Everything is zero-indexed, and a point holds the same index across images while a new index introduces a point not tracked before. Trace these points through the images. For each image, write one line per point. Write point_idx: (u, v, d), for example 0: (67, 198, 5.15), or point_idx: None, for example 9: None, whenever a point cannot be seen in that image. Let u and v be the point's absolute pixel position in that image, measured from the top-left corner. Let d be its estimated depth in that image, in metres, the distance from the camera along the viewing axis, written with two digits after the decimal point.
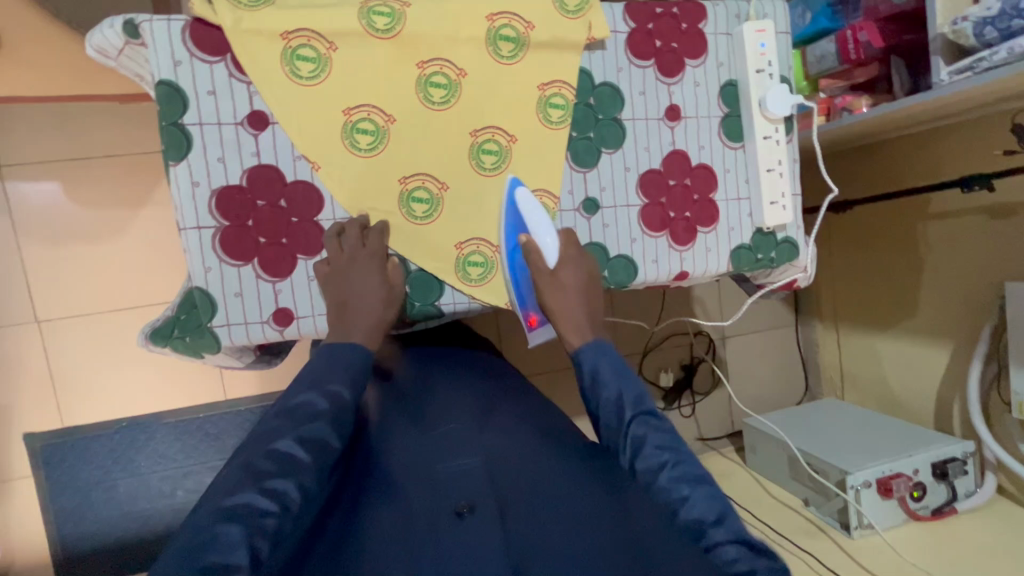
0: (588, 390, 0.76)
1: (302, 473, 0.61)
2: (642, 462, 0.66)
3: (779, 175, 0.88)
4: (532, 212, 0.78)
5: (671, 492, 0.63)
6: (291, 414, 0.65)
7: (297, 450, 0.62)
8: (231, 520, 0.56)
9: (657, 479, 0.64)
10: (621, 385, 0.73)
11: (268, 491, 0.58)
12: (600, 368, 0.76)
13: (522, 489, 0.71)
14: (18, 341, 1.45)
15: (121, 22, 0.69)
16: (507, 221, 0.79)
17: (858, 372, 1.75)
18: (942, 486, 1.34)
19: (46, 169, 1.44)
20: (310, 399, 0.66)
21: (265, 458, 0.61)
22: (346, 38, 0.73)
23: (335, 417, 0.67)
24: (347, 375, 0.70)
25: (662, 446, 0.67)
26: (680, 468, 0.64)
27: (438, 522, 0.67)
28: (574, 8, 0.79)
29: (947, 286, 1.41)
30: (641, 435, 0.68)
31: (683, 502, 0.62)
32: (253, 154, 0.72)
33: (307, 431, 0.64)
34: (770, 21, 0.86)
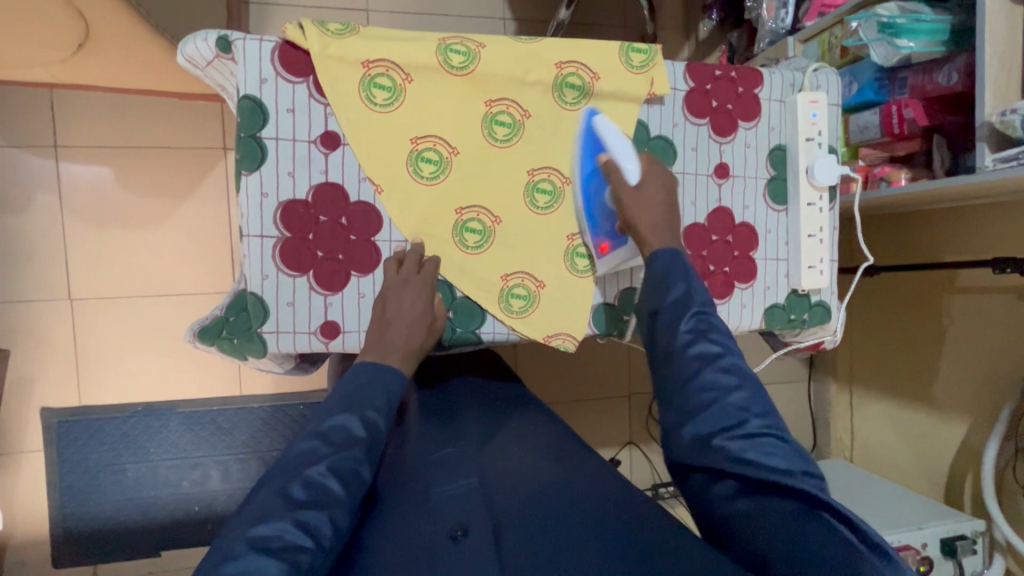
0: (650, 280, 0.71)
1: (335, 505, 0.57)
2: (695, 349, 0.63)
3: (820, 242, 0.90)
4: (605, 132, 0.78)
5: (720, 380, 0.61)
6: (324, 438, 0.62)
7: (330, 480, 0.58)
8: (264, 549, 0.51)
9: (711, 365, 0.62)
10: (684, 280, 0.69)
11: (301, 522, 0.54)
12: (662, 266, 0.71)
13: (520, 503, 0.63)
14: (48, 316, 1.48)
15: (216, 37, 0.74)
16: (583, 146, 0.81)
17: (869, 436, 1.75)
18: (949, 563, 1.31)
19: (100, 153, 1.49)
20: (345, 424, 0.64)
21: (300, 486, 0.57)
22: (422, 72, 0.77)
23: (368, 446, 0.64)
24: (383, 403, 0.68)
25: (719, 341, 0.64)
26: (733, 364, 0.62)
27: (430, 543, 0.56)
28: (639, 64, 0.83)
29: (969, 362, 1.42)
30: (700, 326, 0.65)
31: (728, 391, 0.60)
32: (322, 171, 0.75)
33: (341, 459, 0.60)
34: (823, 92, 0.89)
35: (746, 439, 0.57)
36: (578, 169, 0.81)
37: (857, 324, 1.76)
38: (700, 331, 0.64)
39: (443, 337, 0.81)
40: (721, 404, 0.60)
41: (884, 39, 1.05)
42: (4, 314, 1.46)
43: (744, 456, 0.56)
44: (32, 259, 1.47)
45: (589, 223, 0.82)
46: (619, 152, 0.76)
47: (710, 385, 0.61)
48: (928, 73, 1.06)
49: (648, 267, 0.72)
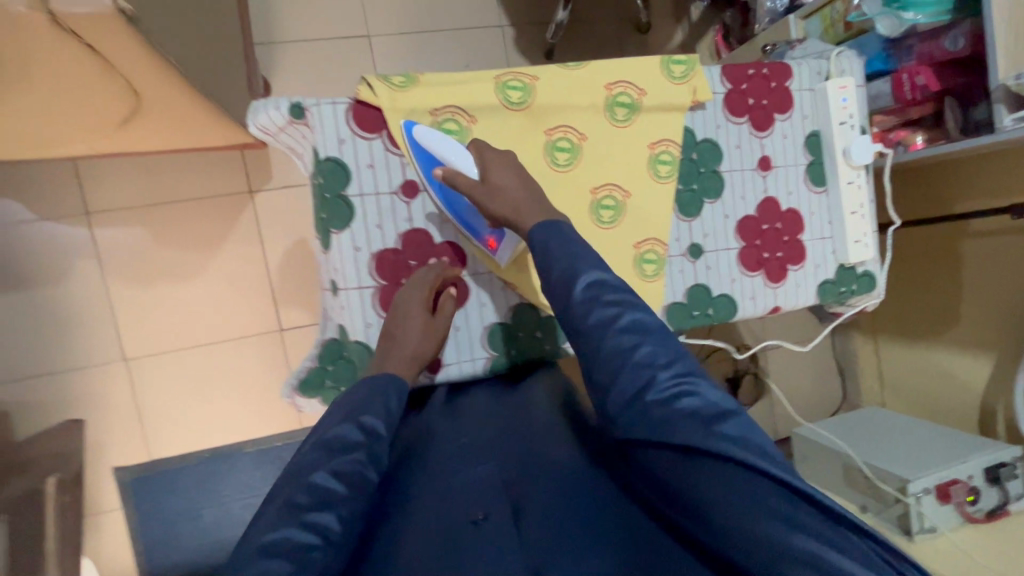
0: (537, 262, 0.66)
1: (342, 505, 0.56)
2: (594, 316, 0.58)
3: (862, 217, 0.96)
4: (434, 143, 0.76)
5: (624, 342, 0.56)
6: (326, 447, 0.60)
7: (332, 482, 0.57)
8: (276, 555, 0.50)
9: (612, 329, 0.57)
10: (569, 249, 0.64)
11: (310, 525, 0.53)
12: (551, 239, 0.66)
13: (540, 487, 0.63)
14: (107, 379, 1.51)
15: (287, 104, 0.77)
16: (420, 164, 0.77)
17: (896, 380, 1.85)
18: (994, 490, 1.41)
19: (132, 215, 1.51)
20: (345, 431, 0.61)
21: (303, 492, 0.55)
22: (484, 112, 0.81)
23: (370, 450, 0.61)
24: (383, 408, 0.66)
25: (617, 300, 0.59)
26: (637, 319, 0.58)
27: (454, 528, 0.59)
28: (680, 75, 0.87)
29: (987, 300, 1.51)
30: (591, 294, 0.60)
31: (635, 351, 0.56)
32: (407, 220, 0.80)
33: (342, 462, 0.58)
34: (849, 77, 0.95)
35: (663, 394, 0.53)
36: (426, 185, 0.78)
37: None
38: (592, 296, 0.59)
39: (535, 354, 0.87)
40: (632, 366, 0.55)
41: (891, 14, 1.11)
42: (64, 383, 1.49)
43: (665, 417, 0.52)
44: (82, 326, 1.50)
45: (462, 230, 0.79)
46: (459, 163, 0.75)
47: (617, 350, 0.56)
48: (934, 39, 1.12)
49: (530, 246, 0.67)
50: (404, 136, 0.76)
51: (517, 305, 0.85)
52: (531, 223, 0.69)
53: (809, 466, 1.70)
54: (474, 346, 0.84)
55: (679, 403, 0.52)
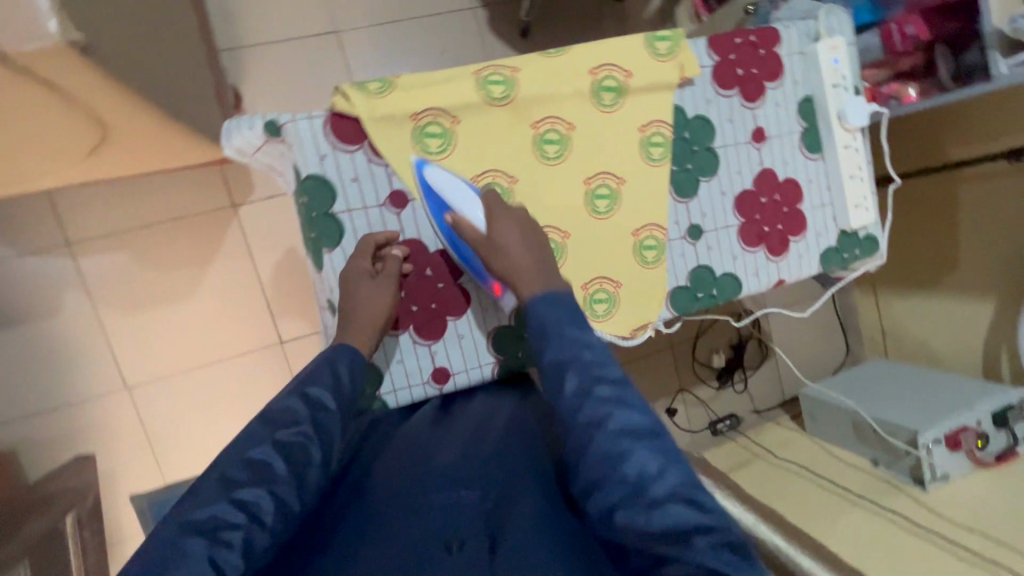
0: (532, 343, 0.62)
1: (277, 484, 0.54)
2: (584, 412, 0.54)
3: (861, 180, 0.94)
4: (443, 186, 0.74)
5: (612, 445, 0.51)
6: (273, 420, 0.59)
7: (273, 459, 0.55)
8: (196, 534, 0.48)
9: (601, 427, 0.52)
10: (564, 335, 0.60)
11: (238, 502, 0.51)
12: (547, 319, 0.61)
13: (523, 516, 0.54)
14: (111, 410, 1.50)
15: (261, 122, 0.74)
16: (431, 206, 0.75)
17: (898, 330, 1.86)
18: (1003, 433, 1.42)
19: (115, 241, 1.47)
20: (290, 404, 0.60)
21: (239, 467, 0.54)
22: (467, 111, 0.78)
23: (316, 424, 0.60)
24: (333, 379, 0.64)
25: (609, 396, 0.54)
26: (632, 418, 0.52)
27: (423, 554, 0.50)
28: (665, 52, 0.84)
29: (986, 245, 1.50)
30: (583, 387, 0.55)
31: (623, 457, 0.49)
32: (399, 230, 0.77)
33: (286, 436, 0.57)
34: (840, 36, 0.91)
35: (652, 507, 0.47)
36: (437, 228, 0.76)
37: None
38: (584, 390, 0.55)
39: None
40: (620, 471, 0.49)
41: None
42: (68, 418, 1.48)
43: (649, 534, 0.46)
44: (79, 359, 1.47)
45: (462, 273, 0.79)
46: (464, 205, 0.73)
47: (603, 453, 0.50)
48: None
49: (527, 322, 0.63)
50: (416, 177, 0.76)
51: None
52: (529, 287, 0.66)
53: (820, 425, 1.72)
54: (481, 352, 0.82)
55: (668, 521, 0.46)
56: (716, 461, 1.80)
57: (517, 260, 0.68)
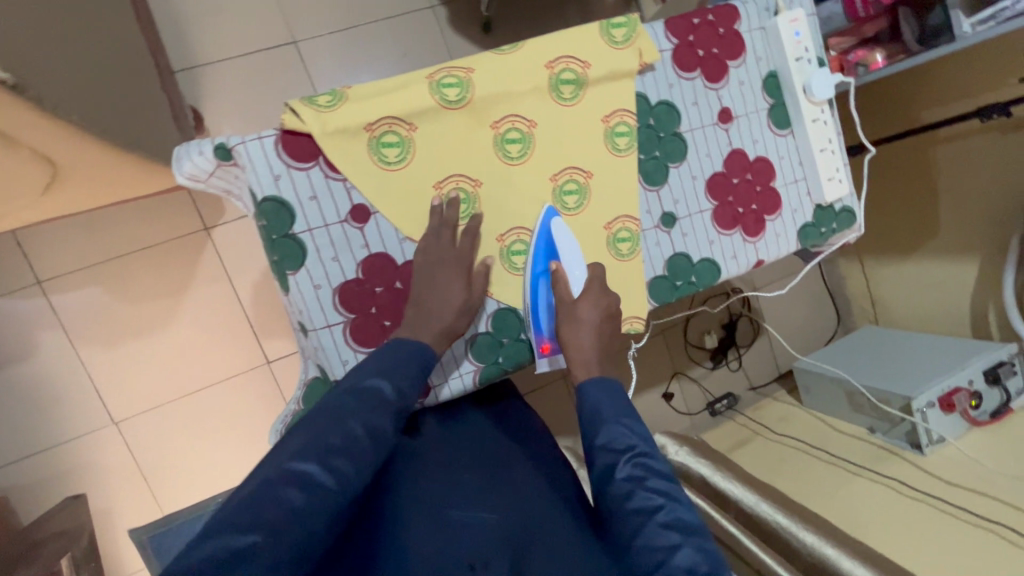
0: (585, 423, 0.69)
1: (362, 457, 0.59)
2: (635, 500, 0.61)
3: (832, 152, 0.93)
4: (563, 243, 0.81)
5: (662, 538, 0.58)
6: (362, 395, 0.63)
7: (360, 433, 0.60)
8: (294, 486, 0.54)
9: (652, 524, 0.59)
10: (618, 420, 0.68)
11: (330, 468, 0.56)
12: (601, 403, 0.69)
13: (540, 548, 0.69)
14: (101, 446, 1.47)
15: (212, 147, 0.71)
16: (539, 249, 0.80)
17: (886, 295, 1.86)
18: (995, 390, 1.43)
19: (87, 275, 1.44)
20: (380, 386, 0.65)
21: (336, 435, 0.58)
22: (423, 117, 0.76)
23: (400, 409, 0.65)
24: (417, 371, 0.68)
25: (660, 489, 0.62)
26: (679, 516, 0.60)
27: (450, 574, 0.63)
28: (622, 39, 0.82)
29: (965, 204, 1.50)
30: (636, 476, 0.63)
31: (673, 550, 0.57)
32: (363, 246, 0.75)
33: (372, 414, 0.62)
34: (799, 8, 0.89)
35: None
36: (528, 270, 0.81)
37: None
38: (637, 479, 0.63)
39: (523, 357, 0.84)
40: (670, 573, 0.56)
41: None
42: (58, 458, 1.45)
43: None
44: (64, 398, 1.45)
45: (513, 317, 0.82)
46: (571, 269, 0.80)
47: (653, 544, 0.58)
48: None
49: (579, 402, 0.71)
50: (541, 217, 0.81)
51: (497, 310, 0.81)
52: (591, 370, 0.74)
53: (815, 397, 1.72)
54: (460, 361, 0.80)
55: None
56: (716, 442, 1.80)
57: (586, 342, 0.75)
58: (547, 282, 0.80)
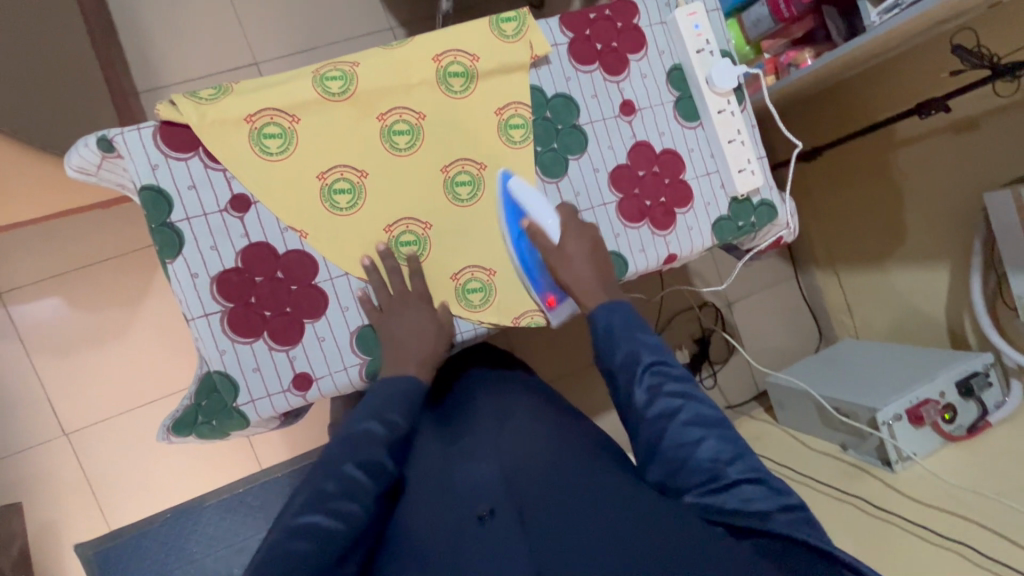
0: (601, 344, 0.76)
1: (363, 496, 0.62)
2: (656, 405, 0.68)
3: (742, 144, 0.91)
4: (522, 199, 0.81)
5: (687, 434, 0.66)
6: (352, 441, 0.65)
7: (358, 473, 0.63)
8: (300, 537, 0.57)
9: (671, 430, 0.66)
10: (633, 338, 0.74)
11: (334, 512, 0.59)
12: (614, 325, 0.75)
13: (550, 495, 0.66)
14: (50, 457, 1.47)
15: (95, 139, 0.73)
16: (507, 211, 0.82)
17: (865, 308, 1.75)
18: (970, 402, 1.33)
19: (46, 286, 1.46)
20: (368, 428, 0.67)
21: (333, 480, 0.61)
22: (305, 108, 0.77)
23: (390, 443, 0.68)
24: (403, 406, 0.71)
25: (677, 391, 0.69)
26: (697, 412, 0.67)
27: (462, 528, 0.67)
28: (512, 33, 0.83)
29: (927, 208, 1.45)
30: (656, 385, 0.70)
31: (697, 443, 0.65)
32: (242, 235, 0.75)
33: (368, 455, 0.65)
34: (699, 2, 0.90)
35: (723, 489, 0.63)
36: (506, 235, 0.83)
37: (818, 205, 1.77)
38: (656, 387, 0.70)
39: None
40: (693, 466, 0.64)
41: None
42: (7, 469, 1.45)
43: (728, 509, 0.62)
44: (19, 407, 1.45)
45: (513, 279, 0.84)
46: (543, 219, 0.80)
47: (678, 441, 0.66)
48: None
49: (591, 328, 0.78)
50: (499, 184, 0.82)
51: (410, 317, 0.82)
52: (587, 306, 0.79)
53: (789, 413, 1.61)
54: (343, 352, 0.79)
55: (740, 499, 0.62)
56: None
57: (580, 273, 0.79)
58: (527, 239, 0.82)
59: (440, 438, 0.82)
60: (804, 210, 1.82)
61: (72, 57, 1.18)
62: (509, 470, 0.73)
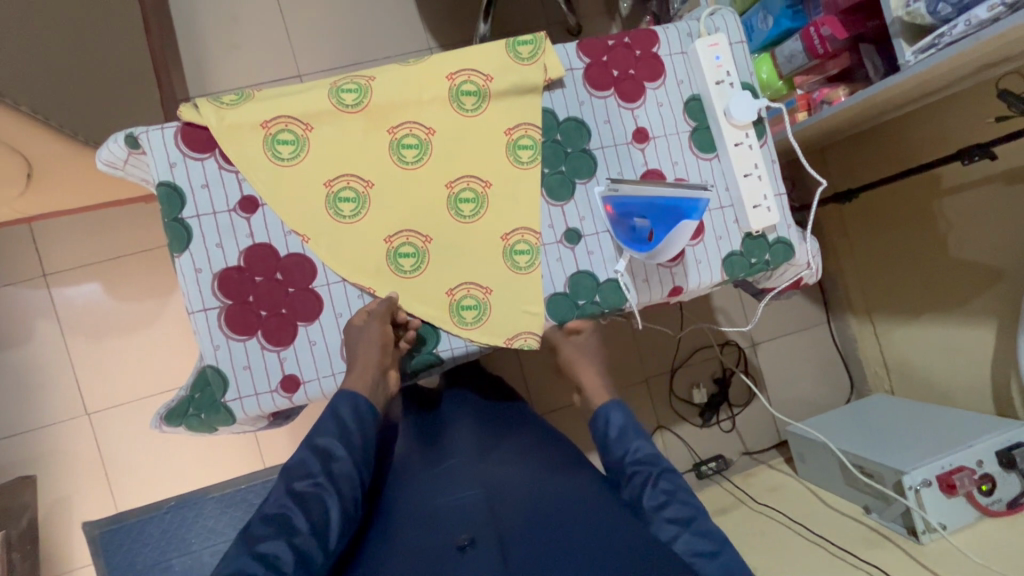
0: (613, 445, 0.72)
1: (293, 534, 0.59)
2: (666, 512, 0.64)
3: (759, 178, 0.88)
4: (677, 234, 0.72)
5: (692, 548, 0.61)
6: (291, 472, 0.64)
7: (292, 512, 0.61)
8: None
9: (677, 542, 0.62)
10: (639, 444, 0.71)
11: (261, 555, 0.57)
12: (624, 428, 0.73)
13: (523, 531, 0.64)
14: (70, 436, 1.51)
15: (123, 136, 0.77)
16: (665, 197, 0.73)
17: (903, 364, 1.61)
18: (1013, 476, 1.20)
19: (86, 272, 1.54)
20: (304, 459, 0.65)
21: (260, 523, 0.60)
22: (319, 118, 0.79)
23: (330, 473, 0.64)
24: (336, 428, 0.68)
25: (683, 505, 0.64)
26: (704, 527, 0.63)
27: (438, 559, 0.61)
28: (528, 55, 0.83)
29: (964, 266, 1.32)
30: (662, 492, 0.65)
31: (704, 558, 0.60)
32: (247, 236, 0.78)
33: (302, 490, 0.62)
34: (722, 34, 0.89)
35: None
36: (646, 191, 0.77)
37: (856, 252, 1.65)
38: (664, 498, 0.65)
39: (404, 366, 0.82)
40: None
41: None
42: (29, 442, 1.50)
43: None
44: (49, 382, 1.52)
45: (620, 239, 0.84)
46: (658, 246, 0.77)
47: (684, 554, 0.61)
48: None
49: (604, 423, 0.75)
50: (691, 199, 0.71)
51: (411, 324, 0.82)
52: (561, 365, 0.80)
53: (810, 467, 1.49)
54: (333, 359, 0.79)
55: None
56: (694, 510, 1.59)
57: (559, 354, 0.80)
58: (642, 215, 0.79)
59: (424, 458, 0.79)
60: (838, 252, 1.71)
61: (126, 59, 1.27)
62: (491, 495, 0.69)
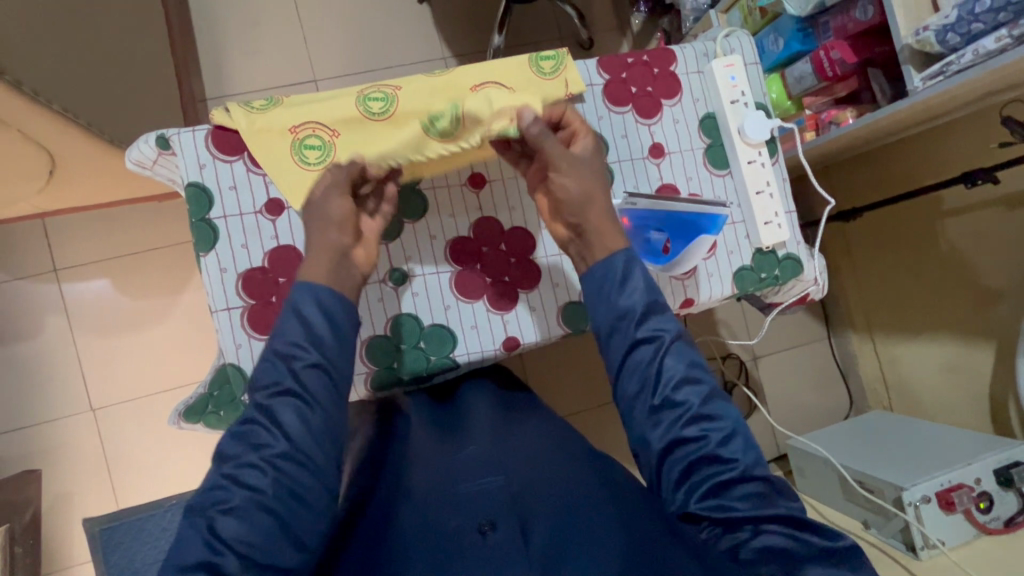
0: (623, 304, 0.66)
1: (263, 451, 0.58)
2: (679, 388, 0.62)
3: (770, 196, 0.90)
4: (699, 248, 0.79)
5: (699, 424, 0.61)
6: (257, 384, 0.61)
7: (259, 428, 0.59)
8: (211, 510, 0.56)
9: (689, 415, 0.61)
10: (654, 311, 0.66)
11: (234, 477, 0.57)
12: (637, 285, 0.67)
13: (543, 508, 0.65)
14: (75, 431, 1.51)
15: (154, 137, 0.79)
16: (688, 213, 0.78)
17: (901, 382, 1.63)
18: (1010, 494, 1.22)
19: (98, 268, 1.55)
20: (267, 369, 0.62)
21: (232, 441, 0.59)
22: (346, 125, 0.81)
23: (292, 379, 0.60)
24: (302, 339, 0.62)
25: (693, 381, 0.63)
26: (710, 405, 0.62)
27: (459, 535, 0.63)
28: (550, 70, 0.86)
29: (964, 286, 1.35)
30: (675, 366, 0.63)
31: (710, 432, 0.61)
32: (272, 237, 0.80)
33: (268, 403, 0.60)
34: (737, 55, 0.92)
35: (736, 479, 0.59)
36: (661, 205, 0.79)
37: (859, 268, 1.66)
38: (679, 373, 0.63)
39: (420, 369, 0.83)
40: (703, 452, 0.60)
41: None
42: (34, 436, 1.50)
43: (738, 501, 0.58)
44: (56, 377, 1.52)
45: (633, 252, 0.84)
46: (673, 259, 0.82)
47: (693, 427, 0.61)
48: (846, 12, 1.07)
49: (608, 281, 0.67)
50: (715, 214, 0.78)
51: (430, 327, 0.84)
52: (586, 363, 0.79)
53: (810, 482, 1.50)
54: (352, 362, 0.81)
55: (746, 495, 0.58)
56: None
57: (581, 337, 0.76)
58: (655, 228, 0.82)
59: (435, 438, 0.76)
60: (840, 270, 1.73)
61: (150, 60, 1.29)
62: (515, 485, 0.68)
